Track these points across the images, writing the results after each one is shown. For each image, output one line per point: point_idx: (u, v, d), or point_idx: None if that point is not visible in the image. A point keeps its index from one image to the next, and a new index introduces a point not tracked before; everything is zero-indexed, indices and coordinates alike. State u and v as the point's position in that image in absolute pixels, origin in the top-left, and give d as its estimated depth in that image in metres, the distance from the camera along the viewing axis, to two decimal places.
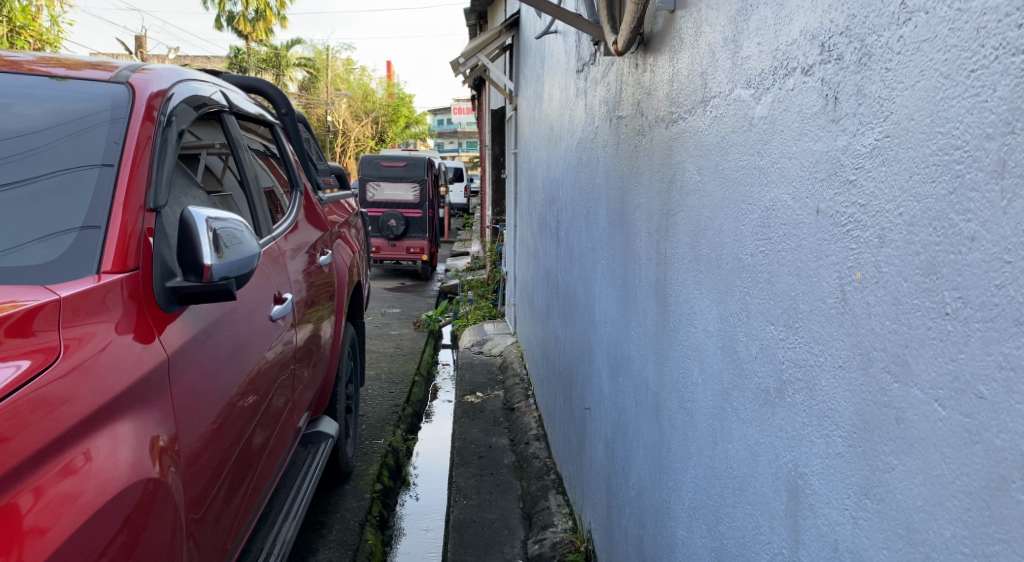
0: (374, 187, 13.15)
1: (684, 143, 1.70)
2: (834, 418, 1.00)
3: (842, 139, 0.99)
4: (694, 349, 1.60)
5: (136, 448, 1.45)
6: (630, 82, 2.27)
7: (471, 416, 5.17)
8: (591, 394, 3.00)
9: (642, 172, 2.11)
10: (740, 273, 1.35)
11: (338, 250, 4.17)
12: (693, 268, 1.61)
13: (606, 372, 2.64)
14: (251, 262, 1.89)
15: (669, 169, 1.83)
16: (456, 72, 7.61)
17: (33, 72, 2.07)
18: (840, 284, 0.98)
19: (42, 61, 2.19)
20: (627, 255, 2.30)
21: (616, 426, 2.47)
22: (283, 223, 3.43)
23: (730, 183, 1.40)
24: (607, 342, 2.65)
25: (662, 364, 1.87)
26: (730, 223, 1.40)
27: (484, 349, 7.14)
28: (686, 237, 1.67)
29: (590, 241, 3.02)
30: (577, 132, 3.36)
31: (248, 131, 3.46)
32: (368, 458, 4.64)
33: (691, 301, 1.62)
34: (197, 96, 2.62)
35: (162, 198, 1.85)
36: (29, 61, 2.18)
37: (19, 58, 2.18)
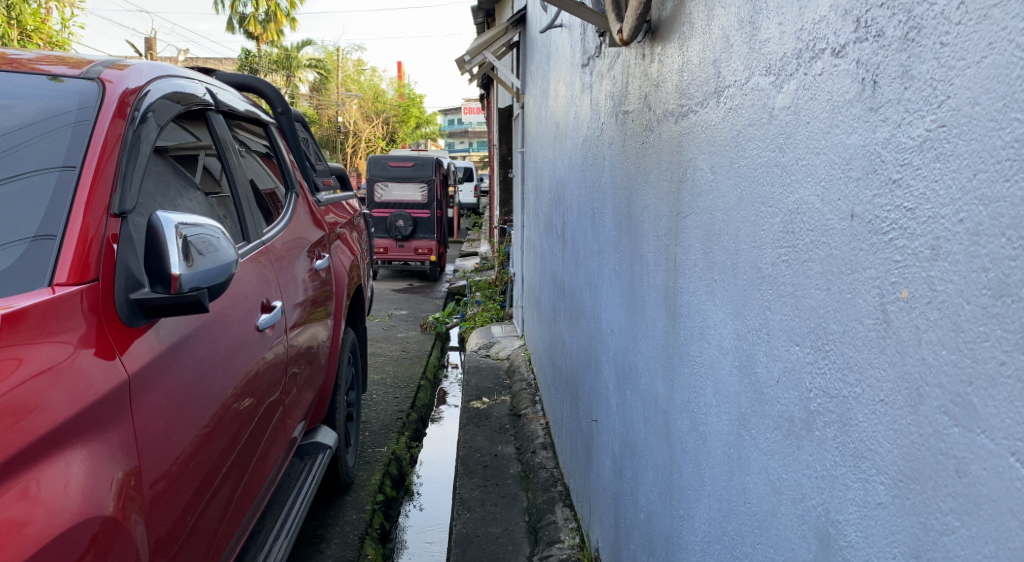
0: (382, 187, 13.03)
1: (695, 139, 1.55)
2: (874, 461, 0.84)
3: (883, 131, 0.83)
4: (707, 367, 1.45)
5: (98, 481, 1.34)
6: (637, 75, 2.12)
7: (477, 423, 5.03)
8: (597, 406, 2.85)
9: (650, 171, 1.96)
10: (760, 284, 1.19)
11: (337, 253, 4.05)
12: (706, 277, 1.46)
13: (613, 384, 2.49)
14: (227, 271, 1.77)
15: (678, 167, 1.68)
16: (462, 70, 7.48)
17: (31, 71, 1.99)
18: (882, 303, 0.83)
19: (44, 60, 2.09)
20: (634, 259, 2.15)
21: (623, 442, 2.32)
22: (276, 226, 3.31)
23: (747, 182, 1.25)
24: (614, 351, 2.50)
25: (672, 381, 1.71)
26: (747, 228, 1.24)
27: (491, 352, 7.00)
28: (698, 242, 1.52)
29: (596, 243, 2.86)
30: (583, 129, 3.21)
31: (241, 131, 3.35)
32: (370, 467, 4.51)
33: (704, 313, 1.47)
34: (179, 94, 2.50)
35: (131, 200, 1.74)
36: (30, 60, 2.09)
37: (21, 57, 2.09)
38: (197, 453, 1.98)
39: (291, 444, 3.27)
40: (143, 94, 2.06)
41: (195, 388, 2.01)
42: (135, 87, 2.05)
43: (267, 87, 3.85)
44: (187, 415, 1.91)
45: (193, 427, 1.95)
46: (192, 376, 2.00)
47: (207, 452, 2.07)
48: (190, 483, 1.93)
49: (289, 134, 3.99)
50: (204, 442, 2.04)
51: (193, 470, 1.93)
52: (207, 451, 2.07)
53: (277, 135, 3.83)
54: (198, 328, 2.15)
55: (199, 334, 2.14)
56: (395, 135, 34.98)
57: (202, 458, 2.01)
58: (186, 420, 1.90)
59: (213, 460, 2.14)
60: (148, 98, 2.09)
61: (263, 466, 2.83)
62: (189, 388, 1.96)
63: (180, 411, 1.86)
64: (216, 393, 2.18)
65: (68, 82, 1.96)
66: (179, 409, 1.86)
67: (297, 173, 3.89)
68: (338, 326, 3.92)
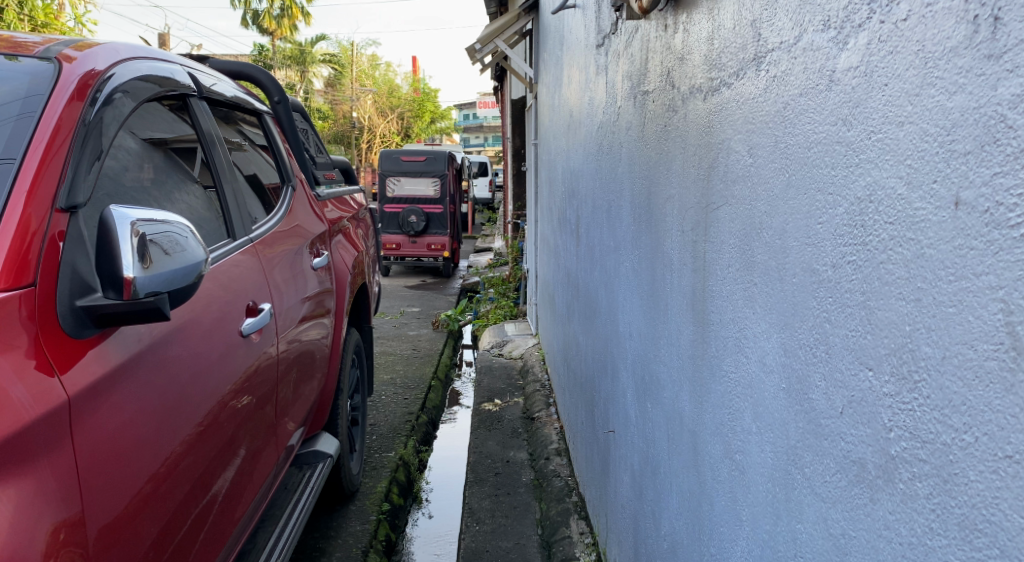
0: (395, 182, 12.77)
1: (729, 116, 1.32)
2: (994, 538, 0.61)
3: (1010, 85, 0.60)
4: (745, 387, 1.22)
5: (31, 516, 1.18)
6: (658, 51, 1.89)
7: (488, 427, 4.83)
8: (615, 415, 2.63)
9: (673, 157, 1.73)
10: (816, 291, 0.96)
11: (338, 249, 3.85)
12: (745, 279, 1.23)
13: (632, 393, 2.27)
14: (192, 273, 1.59)
15: (709, 151, 1.45)
16: (473, 60, 7.28)
17: (23, 54, 1.86)
18: (1007, 321, 0.60)
19: (50, 43, 1.98)
20: (655, 257, 1.93)
21: (644, 459, 2.10)
22: (269, 221, 3.11)
23: (799, 166, 1.02)
24: (632, 357, 2.27)
25: (701, 396, 1.49)
26: (799, 221, 1.01)
27: (504, 351, 6.79)
28: (733, 239, 1.29)
29: (612, 239, 2.64)
30: (598, 115, 2.98)
31: (232, 120, 3.18)
32: (376, 474, 4.33)
33: (741, 322, 1.24)
34: (154, 77, 2.33)
35: (84, 195, 1.57)
36: (36, 44, 1.97)
37: (27, 40, 1.98)
38: (188, 454, 1.87)
39: (289, 452, 3.11)
40: (110, 75, 1.92)
41: (185, 386, 1.89)
42: (104, 70, 1.91)
43: (265, 75, 3.71)
44: (175, 414, 1.79)
45: (183, 426, 1.84)
46: (180, 373, 1.88)
47: (200, 453, 1.96)
48: (179, 486, 1.82)
49: (286, 125, 3.80)
50: (195, 442, 1.93)
51: (182, 472, 1.83)
52: (200, 453, 1.96)
53: (273, 124, 3.64)
54: (189, 322, 2.03)
55: (188, 329, 2.01)
56: (409, 129, 34.84)
57: (191, 460, 1.90)
58: (174, 419, 1.79)
59: (208, 461, 2.04)
60: (113, 79, 1.93)
61: (263, 467, 2.69)
62: (177, 386, 1.85)
63: (166, 411, 1.75)
64: (211, 390, 2.07)
65: (40, 67, 1.81)
66: (164, 409, 1.74)
67: (295, 166, 3.70)
68: (341, 325, 3.74)
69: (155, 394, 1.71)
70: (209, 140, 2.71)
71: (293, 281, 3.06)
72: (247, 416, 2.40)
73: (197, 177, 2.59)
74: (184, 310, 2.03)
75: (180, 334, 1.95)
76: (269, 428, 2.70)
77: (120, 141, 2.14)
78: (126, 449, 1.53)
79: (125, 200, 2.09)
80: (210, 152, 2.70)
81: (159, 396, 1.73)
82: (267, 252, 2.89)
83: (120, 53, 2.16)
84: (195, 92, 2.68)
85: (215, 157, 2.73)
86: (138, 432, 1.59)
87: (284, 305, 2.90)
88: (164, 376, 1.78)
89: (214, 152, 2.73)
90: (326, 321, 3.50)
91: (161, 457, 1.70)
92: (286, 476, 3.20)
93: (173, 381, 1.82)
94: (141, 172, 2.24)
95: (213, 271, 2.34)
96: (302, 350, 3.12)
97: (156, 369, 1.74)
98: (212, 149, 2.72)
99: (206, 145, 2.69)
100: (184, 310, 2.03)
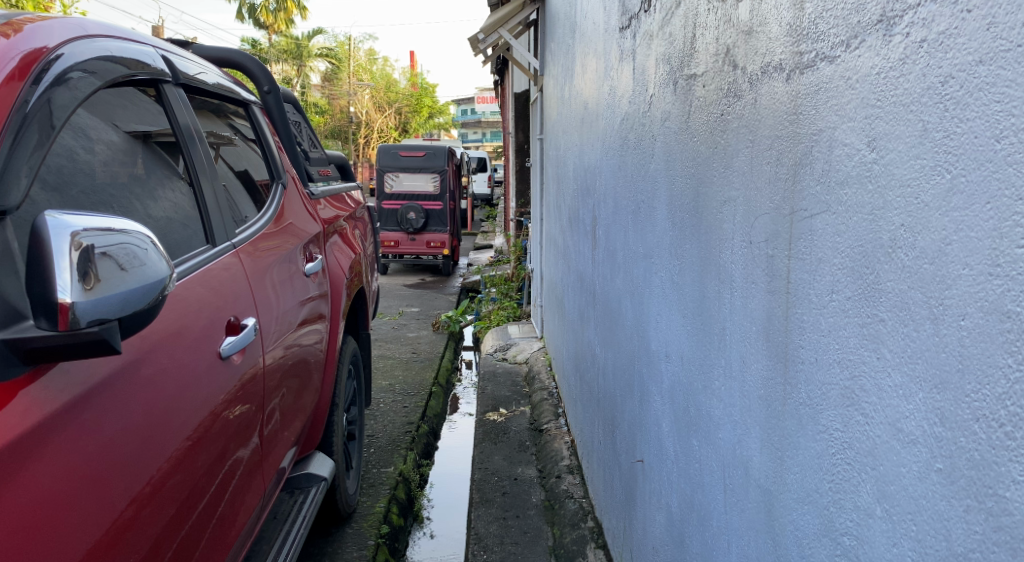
0: (392, 178, 12.47)
1: (835, 100, 1.02)
2: None
3: None
4: (864, 454, 0.93)
5: None
6: (710, 28, 1.60)
7: (493, 440, 4.56)
8: (643, 442, 2.36)
9: (735, 151, 1.44)
10: (1009, 345, 0.67)
11: (333, 250, 3.56)
12: (863, 311, 0.94)
13: (670, 423, 1.99)
14: (148, 294, 1.30)
15: (798, 145, 1.15)
16: (473, 50, 7.00)
17: None
18: None
19: (24, 19, 1.71)
20: (704, 270, 1.64)
21: (685, 502, 1.82)
22: (260, 220, 2.82)
23: (974, 166, 0.72)
24: (669, 381, 2.00)
25: (783, 451, 1.20)
26: (974, 243, 0.72)
27: (507, 355, 6.51)
28: (842, 259, 1.00)
29: (640, 245, 2.36)
30: (621, 106, 2.69)
31: (218, 109, 2.88)
32: (374, 492, 4.05)
33: (858, 370, 0.95)
34: (125, 59, 2.05)
35: (16, 195, 1.31)
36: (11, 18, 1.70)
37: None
38: (177, 471, 1.74)
39: (280, 476, 2.82)
40: (66, 55, 1.65)
41: (173, 399, 1.75)
42: (62, 47, 1.64)
43: (252, 63, 3.40)
44: (160, 430, 1.66)
45: (170, 442, 1.71)
46: (167, 386, 1.74)
47: (182, 475, 1.77)
48: (168, 506, 1.69)
49: (277, 117, 3.49)
50: (184, 458, 1.78)
51: (171, 491, 1.70)
52: (191, 468, 1.81)
53: (262, 115, 3.31)
54: (177, 329, 1.86)
55: (173, 339, 1.83)
56: (407, 123, 34.49)
57: (182, 476, 1.76)
58: (159, 434, 1.66)
59: (197, 479, 1.86)
60: (68, 59, 1.65)
61: (263, 481, 2.50)
62: (163, 400, 1.71)
63: (138, 436, 1.56)
64: (203, 400, 1.91)
65: None
66: (147, 424, 1.61)
67: (286, 161, 3.36)
68: (336, 332, 3.43)
69: (135, 412, 1.57)
70: (194, 134, 2.42)
71: (287, 288, 2.76)
72: (241, 429, 2.19)
73: (181, 172, 2.28)
74: (169, 316, 1.86)
75: (167, 343, 1.80)
76: (268, 440, 2.51)
77: (91, 130, 1.87)
78: (99, 475, 1.40)
79: (98, 199, 1.82)
80: (195, 147, 2.41)
81: (139, 413, 1.59)
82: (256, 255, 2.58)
83: (90, 29, 1.90)
84: (174, 77, 2.39)
85: (201, 152, 2.44)
86: (114, 454, 1.46)
87: (277, 316, 2.60)
88: (133, 400, 1.57)
89: (199, 147, 2.43)
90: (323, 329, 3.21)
91: (143, 476, 1.57)
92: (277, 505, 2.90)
93: (158, 396, 1.68)
94: (111, 168, 1.95)
95: (187, 278, 2.04)
96: (298, 361, 2.84)
97: (136, 384, 1.60)
98: (197, 144, 2.43)
99: (192, 139, 2.39)
100: (169, 318, 1.85)
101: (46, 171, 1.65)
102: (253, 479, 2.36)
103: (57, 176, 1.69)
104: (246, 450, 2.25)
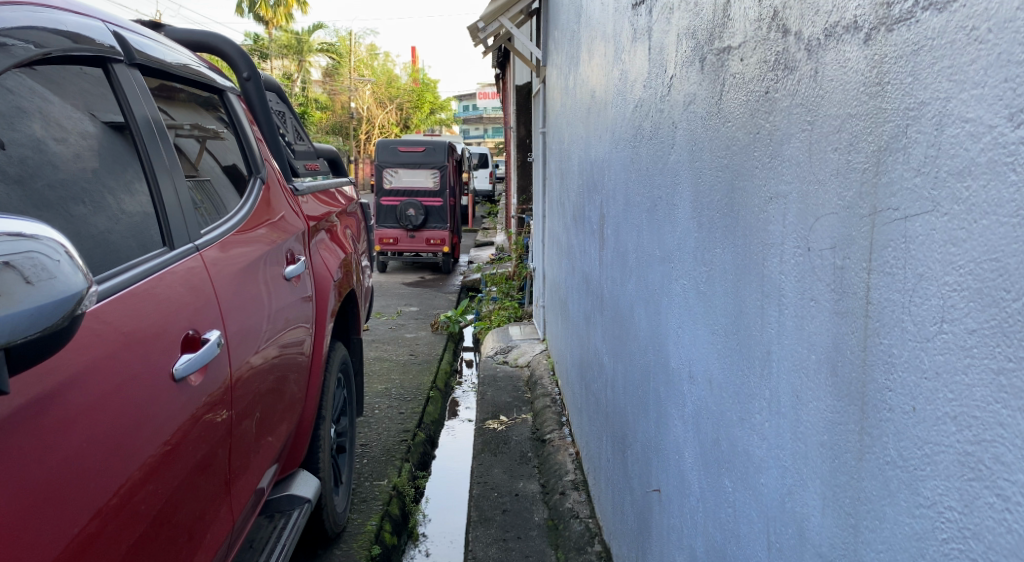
0: (391, 174, 12.18)
1: (949, 60, 0.75)
2: None
3: None
4: (1005, 555, 0.66)
5: None
6: None
7: (493, 451, 4.30)
8: (659, 468, 2.10)
9: (788, 137, 1.17)
10: None
11: (322, 249, 3.32)
12: (1000, 351, 0.67)
13: (694, 452, 1.73)
14: (52, 312, 1.02)
15: (885, 126, 0.88)
16: (473, 40, 6.76)
17: None
18: None
19: None
20: (741, 278, 1.38)
21: (713, 548, 1.56)
22: (239, 216, 2.58)
23: None
24: (692, 404, 1.74)
25: (860, 522, 0.93)
26: None
27: (509, 358, 6.25)
28: (960, 279, 0.73)
29: (657, 247, 2.10)
30: (634, 91, 2.43)
31: (192, 94, 2.62)
32: (366, 509, 3.80)
33: (991, 435, 0.68)
34: (79, 35, 1.81)
35: None
36: None
37: None
38: (148, 481, 1.60)
39: (259, 497, 2.57)
40: None
41: (145, 406, 1.60)
42: None
43: (230, 47, 3.14)
44: (131, 438, 1.52)
45: (142, 451, 1.56)
46: (139, 392, 1.58)
47: (154, 485, 1.62)
48: (138, 520, 1.55)
49: (257, 106, 3.21)
50: (157, 467, 1.64)
51: (141, 503, 1.56)
52: (164, 478, 1.67)
53: (240, 103, 3.02)
54: (158, 329, 1.70)
55: (152, 341, 1.67)
56: (408, 119, 34.19)
57: (153, 486, 1.62)
58: (129, 442, 1.52)
59: (171, 489, 1.71)
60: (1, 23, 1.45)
61: (247, 488, 2.35)
62: (136, 404, 1.56)
63: (102, 447, 1.41)
64: (182, 404, 1.76)
65: None
66: (114, 432, 1.46)
67: (266, 153, 3.07)
68: (325, 334, 3.22)
69: (101, 419, 1.42)
70: (160, 129, 2.12)
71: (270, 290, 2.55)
72: (221, 435, 2.04)
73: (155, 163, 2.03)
74: (148, 315, 1.69)
75: (145, 344, 1.64)
76: (252, 445, 2.36)
77: (62, 119, 1.69)
78: (54, 491, 1.26)
79: (67, 195, 1.63)
80: (163, 142, 2.10)
81: (107, 420, 1.44)
82: (231, 249, 2.34)
83: None
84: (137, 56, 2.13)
85: (169, 148, 2.13)
86: (72, 469, 1.31)
87: (257, 320, 2.38)
88: (98, 407, 1.42)
89: (167, 143, 2.13)
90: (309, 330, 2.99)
91: (110, 488, 1.43)
92: (254, 530, 2.63)
93: (129, 402, 1.53)
94: (83, 160, 1.74)
95: (165, 274, 1.86)
96: (283, 365, 2.65)
97: (105, 389, 1.45)
98: (164, 139, 2.12)
99: (156, 135, 2.07)
100: (147, 318, 1.69)
101: (6, 162, 1.46)
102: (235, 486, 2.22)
103: (19, 167, 1.50)
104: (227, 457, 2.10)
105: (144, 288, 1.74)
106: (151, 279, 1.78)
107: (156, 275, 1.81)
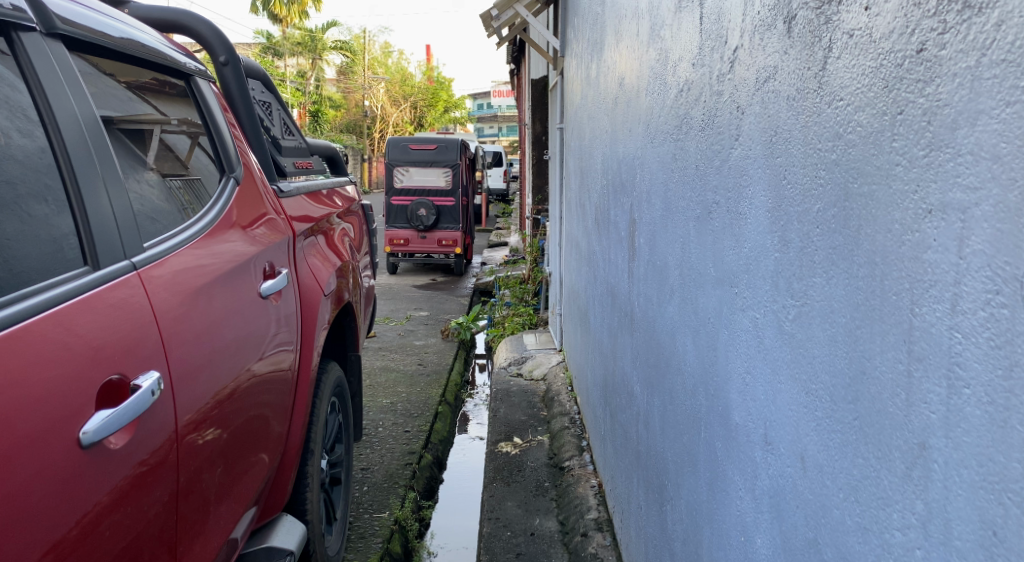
0: (402, 172, 11.78)
1: None
2: None
3: None
4: None
5: None
6: None
7: (506, 480, 3.89)
8: (713, 540, 1.68)
9: (974, 115, 0.74)
10: None
11: (315, 253, 2.96)
12: None
13: (773, 545, 1.30)
14: None
15: None
16: (486, 28, 6.34)
17: None
18: None
19: None
20: (870, 329, 0.95)
21: None
22: (218, 213, 2.24)
23: None
24: (771, 480, 1.31)
25: None
26: None
27: (523, 370, 5.82)
28: None
29: (712, 262, 1.68)
30: (678, 70, 2.00)
31: (158, 78, 2.22)
32: (363, 548, 3.40)
33: None
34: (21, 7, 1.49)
35: None
36: None
37: None
38: (121, 511, 1.36)
39: (238, 545, 2.17)
40: None
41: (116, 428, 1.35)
42: None
43: (207, 28, 2.80)
44: (95, 462, 1.28)
45: (109, 476, 1.32)
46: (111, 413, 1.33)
47: (127, 512, 1.38)
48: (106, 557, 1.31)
49: (235, 93, 2.83)
50: (130, 492, 1.40)
51: (108, 539, 1.32)
52: (140, 507, 1.43)
53: (212, 88, 2.62)
54: (131, 342, 1.46)
55: (127, 356, 1.43)
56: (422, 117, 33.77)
57: (126, 516, 1.38)
58: (93, 466, 1.27)
59: (149, 514, 1.47)
60: None
61: (243, 509, 2.10)
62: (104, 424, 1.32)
63: (58, 472, 1.17)
64: (156, 423, 1.52)
65: None
66: (75, 457, 1.22)
67: (242, 144, 2.67)
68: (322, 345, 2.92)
69: (56, 448, 1.18)
70: (95, 132, 1.63)
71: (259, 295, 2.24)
72: (207, 452, 1.78)
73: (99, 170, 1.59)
74: (121, 326, 1.45)
75: (117, 359, 1.40)
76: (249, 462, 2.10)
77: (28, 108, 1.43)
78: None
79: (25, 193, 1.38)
80: (97, 148, 1.62)
81: (66, 441, 1.20)
82: (216, 246, 2.08)
83: None
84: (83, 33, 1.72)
85: (107, 155, 1.65)
86: (22, 501, 1.08)
87: (247, 328, 2.08)
88: (56, 429, 1.18)
89: (104, 149, 1.65)
90: (303, 341, 2.68)
91: (70, 518, 1.20)
92: None
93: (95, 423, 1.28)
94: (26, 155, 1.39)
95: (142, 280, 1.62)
96: (280, 376, 2.37)
97: (67, 412, 1.21)
98: (101, 144, 1.65)
99: (88, 142, 1.59)
100: (122, 330, 1.45)
101: None
102: (229, 506, 1.96)
103: None
104: (216, 475, 1.85)
105: (119, 296, 1.50)
106: (125, 286, 1.54)
107: (131, 282, 1.57)
